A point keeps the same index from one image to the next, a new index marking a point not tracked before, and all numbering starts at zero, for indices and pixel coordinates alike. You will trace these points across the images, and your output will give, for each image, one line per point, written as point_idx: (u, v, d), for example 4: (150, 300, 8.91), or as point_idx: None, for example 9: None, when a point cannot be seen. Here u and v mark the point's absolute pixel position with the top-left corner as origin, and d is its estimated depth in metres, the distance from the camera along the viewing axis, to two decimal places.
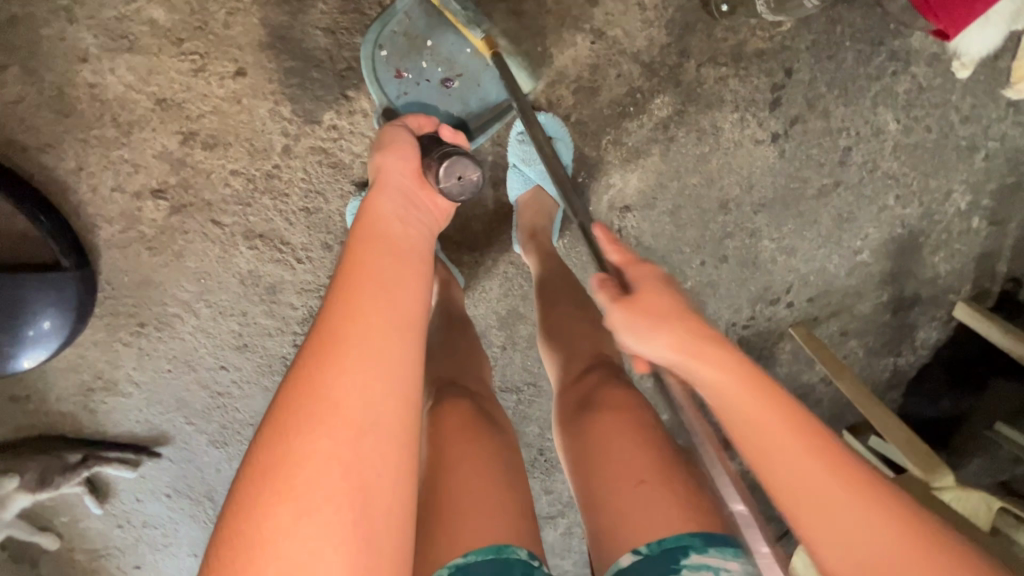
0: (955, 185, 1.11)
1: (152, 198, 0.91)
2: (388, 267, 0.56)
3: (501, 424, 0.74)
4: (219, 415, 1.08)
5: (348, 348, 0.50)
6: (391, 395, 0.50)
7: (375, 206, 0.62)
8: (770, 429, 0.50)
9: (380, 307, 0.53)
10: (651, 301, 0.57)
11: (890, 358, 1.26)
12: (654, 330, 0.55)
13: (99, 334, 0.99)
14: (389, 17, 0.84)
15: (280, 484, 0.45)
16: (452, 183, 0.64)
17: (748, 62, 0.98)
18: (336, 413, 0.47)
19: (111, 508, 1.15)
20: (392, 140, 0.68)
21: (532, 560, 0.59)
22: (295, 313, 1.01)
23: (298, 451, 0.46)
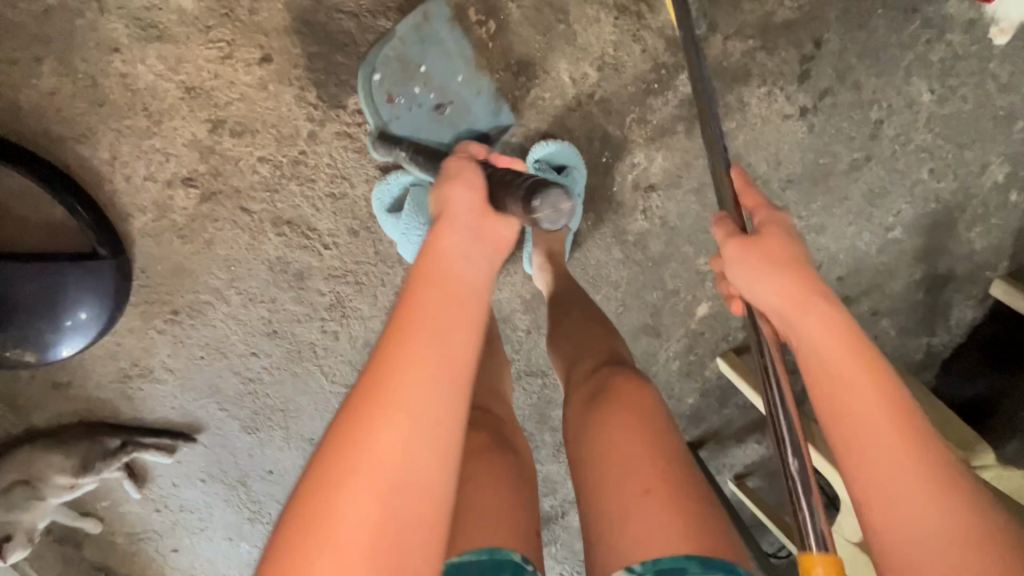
0: (991, 156, 1.07)
1: (183, 187, 0.92)
2: (439, 310, 0.52)
3: (524, 456, 0.75)
4: (250, 401, 1.11)
5: (397, 402, 0.47)
6: (435, 459, 0.47)
7: (437, 237, 0.57)
8: (845, 372, 0.54)
9: (427, 355, 0.49)
10: (768, 244, 0.60)
11: (921, 337, 1.24)
12: (766, 272, 0.59)
13: (134, 322, 1.01)
14: (386, 41, 0.86)
15: (311, 529, 0.43)
16: (545, 213, 0.56)
17: (775, 34, 0.96)
18: (377, 474, 0.45)
19: (149, 493, 1.19)
20: (461, 167, 0.62)
21: (524, 563, 0.60)
22: (322, 300, 1.02)
23: (334, 510, 0.44)
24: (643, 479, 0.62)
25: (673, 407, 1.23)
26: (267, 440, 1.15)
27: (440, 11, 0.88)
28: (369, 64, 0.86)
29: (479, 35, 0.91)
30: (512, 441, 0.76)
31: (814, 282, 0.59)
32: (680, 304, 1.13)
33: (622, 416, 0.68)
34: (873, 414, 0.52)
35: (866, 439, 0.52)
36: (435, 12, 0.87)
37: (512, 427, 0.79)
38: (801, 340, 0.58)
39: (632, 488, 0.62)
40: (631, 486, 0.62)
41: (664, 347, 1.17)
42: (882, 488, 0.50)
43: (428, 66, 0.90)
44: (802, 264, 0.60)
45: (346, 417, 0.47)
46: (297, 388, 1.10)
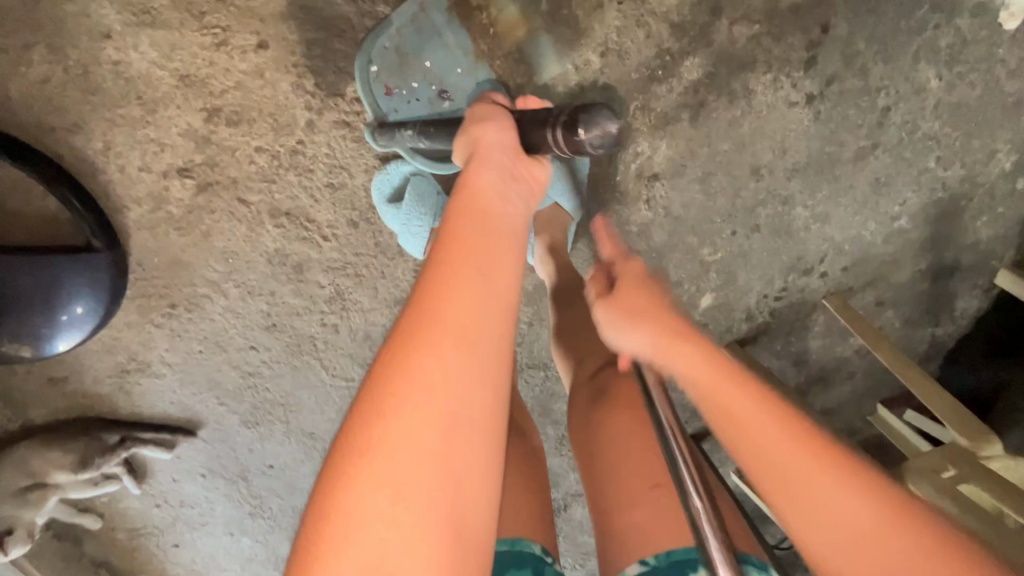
0: (999, 144, 1.06)
1: (179, 177, 0.91)
2: (483, 243, 0.52)
3: (529, 436, 0.75)
4: (250, 395, 1.09)
5: (447, 329, 0.46)
6: (490, 384, 0.47)
7: (476, 176, 0.58)
8: (741, 412, 0.50)
9: (476, 285, 0.49)
10: (625, 298, 0.61)
11: (927, 327, 1.24)
12: (631, 326, 0.59)
13: (131, 316, 1.00)
14: (382, 31, 0.85)
15: (369, 453, 0.43)
16: (594, 136, 0.53)
17: (783, 19, 0.94)
18: (435, 401, 0.44)
19: (149, 488, 1.18)
20: (489, 112, 0.63)
21: (545, 556, 0.60)
22: (322, 292, 1.01)
23: (394, 438, 0.43)
24: (649, 473, 0.63)
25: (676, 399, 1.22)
26: (268, 434, 1.14)
27: (436, 3, 0.87)
28: (367, 54, 0.85)
29: (480, 20, 0.90)
30: (519, 423, 0.76)
31: (677, 322, 0.58)
32: (684, 295, 1.15)
33: (625, 414, 0.68)
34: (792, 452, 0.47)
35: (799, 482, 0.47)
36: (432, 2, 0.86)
37: (517, 409, 0.79)
38: (687, 386, 0.54)
39: (639, 483, 0.62)
40: (639, 480, 0.62)
41: None
42: (827, 525, 0.46)
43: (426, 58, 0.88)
44: (665, 306, 0.60)
45: (398, 348, 0.46)
46: (297, 381, 1.09)
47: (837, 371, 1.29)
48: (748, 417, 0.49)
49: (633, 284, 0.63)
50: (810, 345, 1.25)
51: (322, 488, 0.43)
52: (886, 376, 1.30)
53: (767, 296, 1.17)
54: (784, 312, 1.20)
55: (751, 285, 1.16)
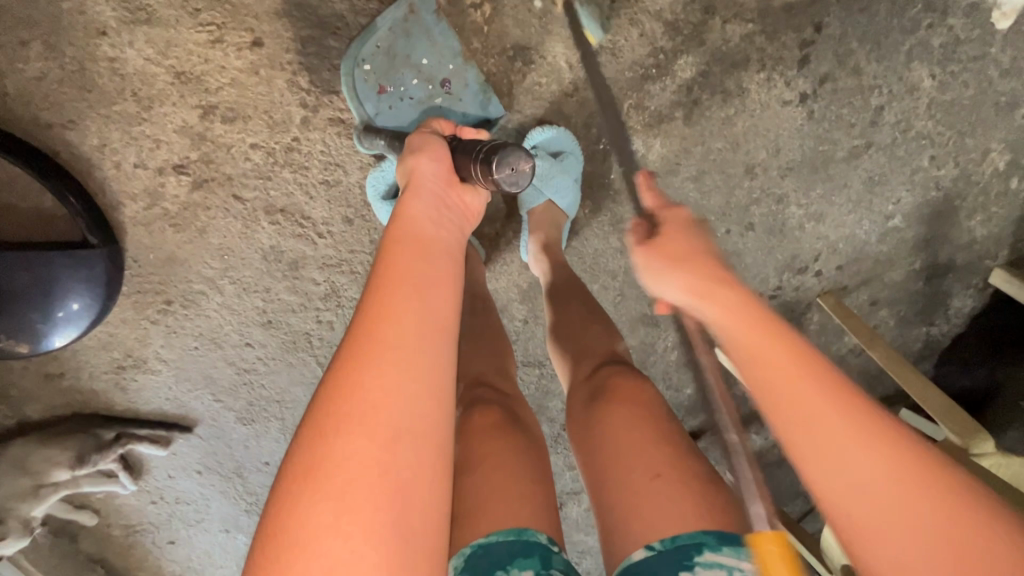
0: (992, 143, 1.06)
1: (175, 174, 0.91)
2: (421, 265, 0.55)
3: (530, 426, 0.74)
4: (245, 391, 1.10)
5: (385, 347, 0.48)
6: (428, 398, 0.49)
7: (409, 205, 0.61)
8: (781, 370, 0.48)
9: (413, 306, 0.51)
10: (666, 244, 0.58)
11: (923, 327, 1.24)
12: (668, 271, 0.56)
13: (127, 312, 1.00)
14: (371, 35, 0.85)
15: (318, 478, 0.44)
16: (506, 173, 0.63)
17: (775, 18, 0.94)
18: (375, 418, 0.46)
19: (145, 485, 1.18)
20: (425, 143, 0.68)
21: (552, 544, 0.59)
22: (317, 289, 1.02)
23: (337, 456, 0.44)
24: (651, 465, 0.62)
25: (671, 397, 1.23)
26: (263, 431, 1.15)
27: (426, 5, 0.87)
28: (355, 56, 0.85)
29: (474, 19, 0.90)
30: (519, 414, 0.75)
31: (724, 274, 0.55)
32: None
33: (623, 411, 0.68)
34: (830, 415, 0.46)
35: (810, 419, 0.46)
36: (421, 4, 0.86)
37: (517, 399, 0.79)
38: (724, 337, 0.53)
39: (642, 474, 0.62)
40: (641, 472, 0.62)
41: (663, 337, 1.16)
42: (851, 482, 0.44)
43: (417, 58, 0.89)
44: (711, 256, 0.57)
45: (337, 370, 0.48)
46: (294, 378, 1.10)
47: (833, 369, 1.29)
48: (779, 361, 0.48)
49: (676, 235, 0.59)
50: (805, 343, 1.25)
51: (271, 511, 0.44)
52: (881, 374, 1.30)
53: (762, 294, 1.18)
54: (779, 310, 1.20)
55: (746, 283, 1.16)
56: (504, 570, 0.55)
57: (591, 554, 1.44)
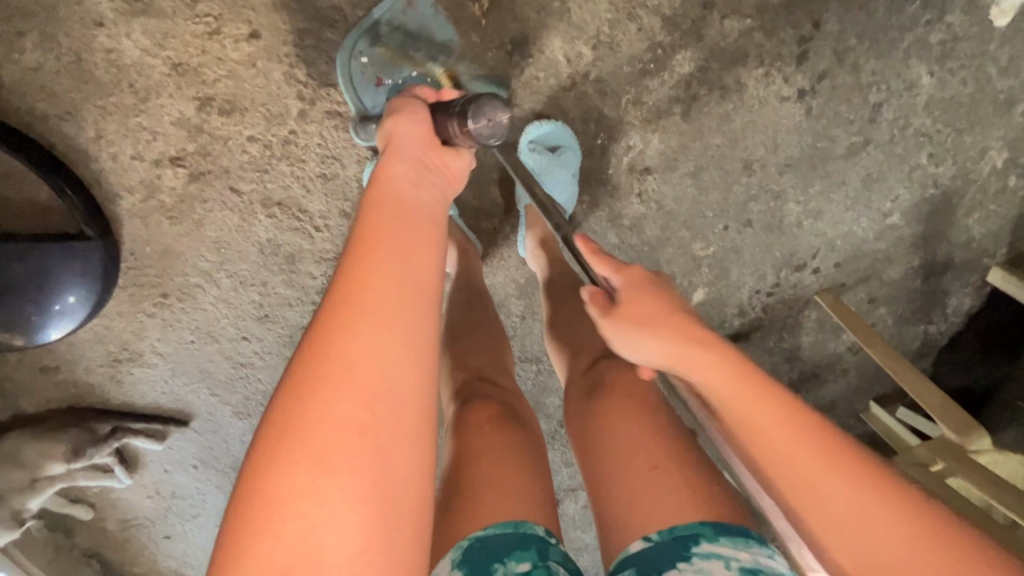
0: (990, 142, 1.06)
1: (171, 166, 0.91)
2: (402, 228, 0.53)
3: (528, 420, 0.74)
4: (242, 386, 1.10)
5: (362, 309, 0.48)
6: (410, 361, 0.48)
7: (389, 166, 0.59)
8: (761, 423, 0.51)
9: (393, 270, 0.50)
10: (639, 307, 0.59)
11: (920, 326, 1.24)
12: (642, 337, 0.58)
13: (123, 305, 1.00)
14: (369, 25, 0.86)
15: (296, 441, 0.44)
16: (483, 125, 0.60)
17: (773, 14, 0.94)
18: (353, 381, 0.45)
19: (140, 479, 1.18)
20: (403, 106, 0.65)
21: (550, 537, 0.59)
22: (314, 283, 1.02)
23: (314, 419, 0.44)
24: (649, 457, 0.62)
25: None
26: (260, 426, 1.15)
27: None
28: (351, 48, 0.86)
29: (472, 12, 0.90)
30: (517, 409, 0.75)
31: (692, 331, 0.56)
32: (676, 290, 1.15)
33: (619, 407, 0.67)
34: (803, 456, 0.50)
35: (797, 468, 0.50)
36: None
37: (515, 394, 0.79)
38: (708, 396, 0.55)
39: (639, 466, 0.62)
40: (638, 464, 0.62)
41: None
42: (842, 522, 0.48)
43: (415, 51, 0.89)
44: (678, 311, 0.58)
45: (315, 333, 0.47)
46: None
47: (831, 368, 1.29)
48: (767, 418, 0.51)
49: (641, 295, 0.60)
50: (802, 341, 1.25)
51: (249, 474, 0.44)
52: (879, 373, 1.30)
53: (760, 291, 1.17)
54: (776, 308, 1.20)
55: (744, 280, 1.16)
56: (502, 563, 0.55)
57: (588, 552, 1.44)
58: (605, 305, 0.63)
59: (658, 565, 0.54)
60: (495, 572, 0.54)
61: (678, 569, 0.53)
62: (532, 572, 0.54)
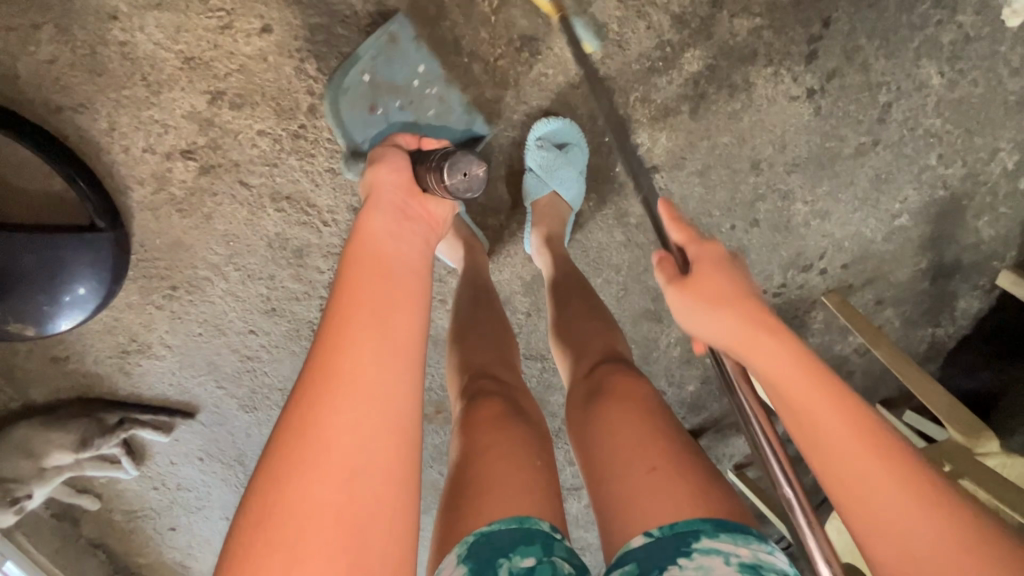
0: (1001, 143, 1.05)
1: (182, 159, 0.92)
2: (379, 292, 0.54)
3: (533, 418, 0.74)
4: (248, 379, 1.11)
5: (342, 384, 0.48)
6: (392, 434, 0.49)
7: (367, 224, 0.60)
8: (813, 409, 0.51)
9: (370, 337, 0.51)
10: (707, 284, 0.57)
11: (927, 328, 1.23)
12: (709, 313, 0.56)
13: (132, 297, 1.01)
14: (353, 62, 0.88)
15: (272, 525, 0.43)
16: (459, 180, 0.62)
17: (784, 13, 0.94)
18: (331, 458, 0.46)
19: (147, 471, 1.19)
20: (386, 154, 0.68)
21: (554, 532, 0.59)
22: (321, 278, 1.03)
23: (290, 500, 0.44)
24: (648, 458, 0.62)
25: (673, 394, 1.23)
26: (265, 419, 1.15)
27: (404, 29, 0.89)
28: (337, 86, 0.88)
29: (482, 8, 0.90)
30: (522, 406, 0.75)
31: (764, 320, 0.55)
32: None
33: (622, 407, 0.67)
34: (878, 475, 0.48)
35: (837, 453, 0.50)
36: (399, 31, 0.88)
37: (522, 392, 0.79)
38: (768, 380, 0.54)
39: (638, 468, 0.62)
40: (637, 466, 0.62)
41: (665, 332, 1.16)
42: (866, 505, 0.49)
43: (401, 81, 0.91)
44: (749, 295, 0.57)
45: (291, 410, 0.48)
46: (297, 367, 1.10)
47: (836, 369, 1.28)
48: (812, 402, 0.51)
49: (715, 272, 0.58)
50: (808, 342, 1.25)
51: (227, 552, 0.44)
52: (886, 376, 1.29)
53: (766, 292, 1.17)
54: (782, 308, 1.20)
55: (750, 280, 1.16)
56: (506, 558, 0.55)
57: (590, 551, 1.45)
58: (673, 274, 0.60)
59: (659, 560, 0.54)
60: (497, 567, 0.54)
61: (679, 565, 0.52)
62: (536, 567, 0.54)
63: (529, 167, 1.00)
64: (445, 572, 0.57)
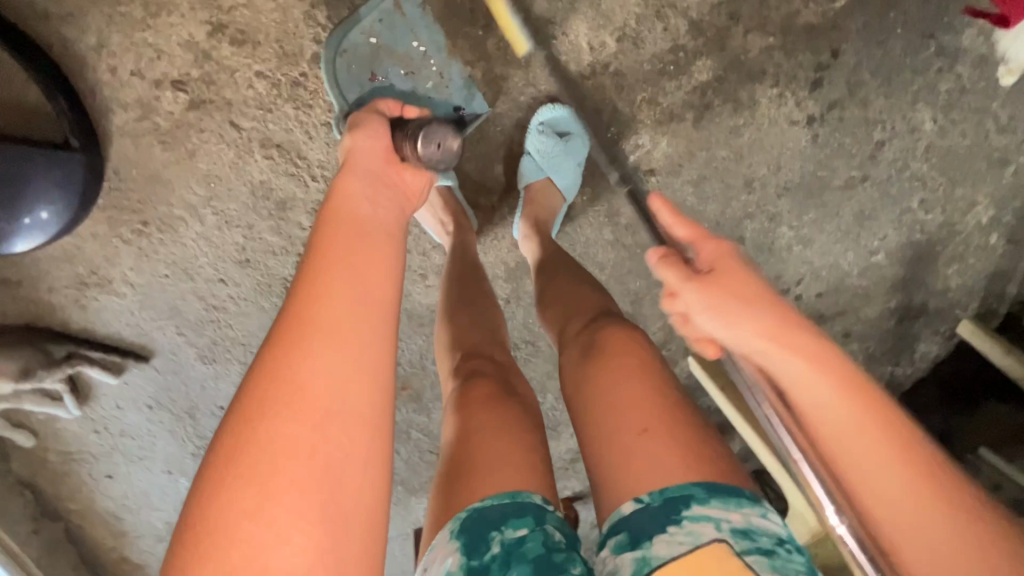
0: (979, 197, 1.10)
1: (172, 89, 0.88)
2: (357, 248, 0.55)
3: (525, 397, 0.73)
4: (211, 329, 1.07)
5: (315, 332, 0.49)
6: (366, 379, 0.50)
7: (343, 184, 0.60)
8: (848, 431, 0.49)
9: (349, 288, 0.52)
10: (727, 281, 0.53)
11: (888, 366, 1.27)
12: (740, 312, 0.52)
13: (99, 227, 0.96)
14: (355, 23, 0.87)
15: (245, 465, 0.44)
16: (431, 149, 0.64)
17: (796, 37, 0.96)
18: (302, 398, 0.47)
19: (90, 412, 1.13)
20: (364, 120, 0.67)
21: (546, 504, 0.58)
22: (302, 234, 0.99)
23: (260, 440, 0.45)
24: (640, 420, 0.60)
25: None
26: (222, 373, 1.11)
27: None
28: (333, 45, 0.86)
29: None
30: (515, 387, 0.75)
31: (788, 311, 0.53)
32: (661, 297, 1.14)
33: (615, 370, 0.65)
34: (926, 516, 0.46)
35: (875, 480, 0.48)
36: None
37: (515, 372, 0.78)
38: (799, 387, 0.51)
39: (630, 430, 0.60)
40: (630, 429, 0.60)
41: None
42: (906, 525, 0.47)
43: (404, 51, 0.91)
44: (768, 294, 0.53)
45: (266, 353, 0.49)
46: (263, 322, 1.07)
47: None
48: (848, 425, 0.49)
49: (728, 266, 0.55)
50: None
51: (198, 489, 0.45)
52: None
53: None
54: None
55: None
56: (497, 531, 0.54)
57: None
58: (683, 270, 0.55)
59: (647, 529, 0.53)
60: (490, 540, 0.53)
61: (669, 533, 0.52)
62: (528, 537, 0.53)
63: (527, 150, 0.99)
64: (438, 548, 0.56)
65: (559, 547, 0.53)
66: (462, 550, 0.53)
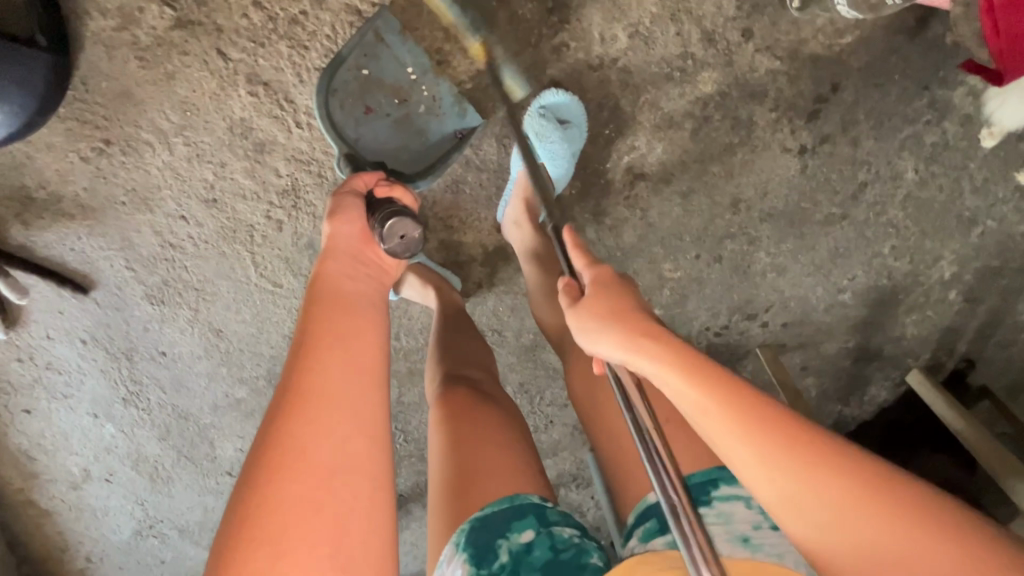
0: (945, 252, 1.13)
1: (158, 3, 0.82)
2: (344, 319, 0.60)
3: (501, 399, 0.77)
4: (164, 269, 1.00)
5: (310, 402, 0.52)
6: (361, 431, 0.54)
7: (322, 271, 0.65)
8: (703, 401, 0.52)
9: (341, 360, 0.56)
10: (602, 299, 0.59)
11: (837, 405, 1.33)
12: (601, 326, 0.58)
13: (55, 138, 0.89)
14: (339, 65, 0.85)
15: (261, 531, 0.46)
16: (396, 241, 0.69)
17: (802, 64, 0.97)
18: (303, 463, 0.49)
19: (16, 339, 1.05)
20: (339, 202, 0.70)
21: (544, 502, 0.62)
22: (277, 181, 0.94)
23: (277, 501, 0.47)
24: None
25: None
26: (170, 317, 1.05)
27: (390, 26, 0.87)
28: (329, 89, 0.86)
29: None
30: (490, 391, 0.78)
31: (652, 325, 0.57)
32: None
33: None
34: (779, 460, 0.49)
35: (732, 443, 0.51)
36: (385, 27, 0.86)
37: (490, 380, 0.81)
38: (675, 397, 0.54)
39: None
40: None
41: None
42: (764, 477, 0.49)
43: (392, 80, 0.89)
44: (637, 311, 0.59)
45: (266, 429, 0.51)
46: (222, 271, 1.01)
47: None
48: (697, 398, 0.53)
49: (613, 288, 0.61)
50: None
51: (217, 558, 0.46)
52: None
53: (708, 329, 1.21)
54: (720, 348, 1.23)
55: (698, 313, 1.18)
56: (504, 539, 0.58)
57: None
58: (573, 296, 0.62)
59: None
60: (498, 548, 0.57)
61: None
62: (534, 541, 0.58)
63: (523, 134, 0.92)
64: (448, 559, 0.59)
65: (567, 543, 0.59)
66: (470, 561, 0.57)
